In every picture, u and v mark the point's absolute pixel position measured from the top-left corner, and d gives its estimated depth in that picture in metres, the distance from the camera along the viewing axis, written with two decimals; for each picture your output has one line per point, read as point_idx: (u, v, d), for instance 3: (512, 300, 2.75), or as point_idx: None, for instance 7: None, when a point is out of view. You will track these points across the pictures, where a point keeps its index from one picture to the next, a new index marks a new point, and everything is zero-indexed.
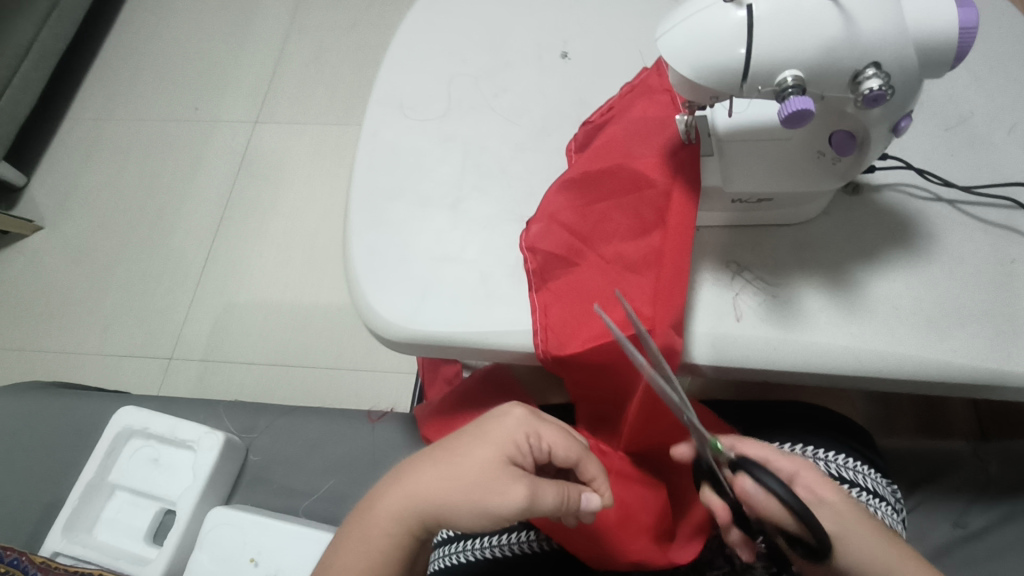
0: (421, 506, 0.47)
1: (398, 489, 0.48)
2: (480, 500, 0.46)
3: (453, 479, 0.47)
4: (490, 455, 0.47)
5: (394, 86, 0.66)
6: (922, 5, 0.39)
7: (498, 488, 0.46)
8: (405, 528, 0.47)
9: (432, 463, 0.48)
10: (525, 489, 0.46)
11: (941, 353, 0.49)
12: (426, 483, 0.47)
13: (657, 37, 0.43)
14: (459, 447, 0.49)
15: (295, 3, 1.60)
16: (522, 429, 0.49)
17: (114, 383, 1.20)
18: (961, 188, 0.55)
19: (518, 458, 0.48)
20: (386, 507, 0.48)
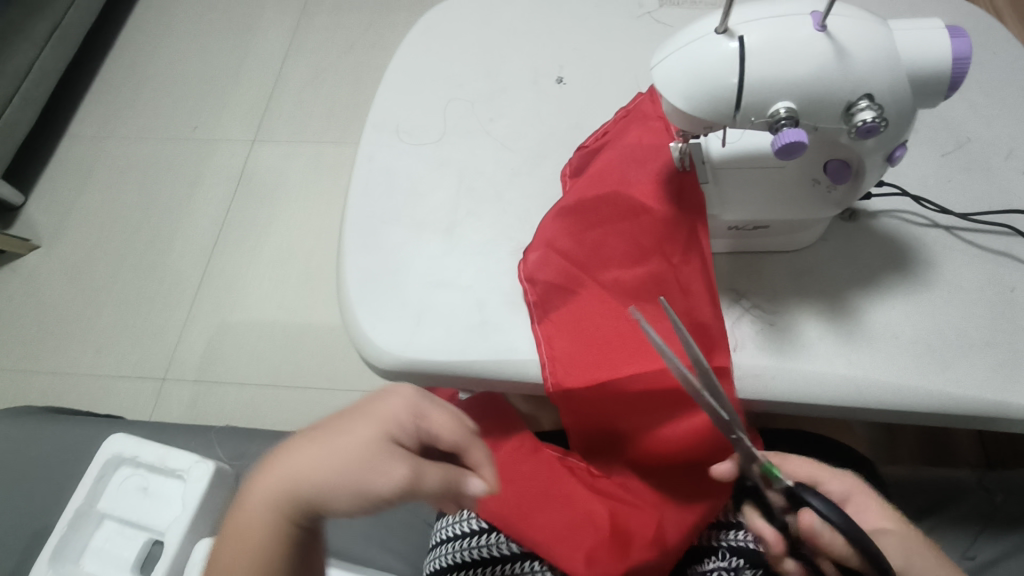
0: (289, 507, 0.37)
1: (260, 491, 0.38)
2: (356, 482, 0.37)
3: (323, 462, 0.37)
4: (368, 434, 0.38)
5: (389, 110, 0.66)
6: (914, 37, 0.39)
7: (379, 468, 0.37)
8: (271, 536, 0.37)
9: (298, 449, 0.38)
10: (408, 467, 0.37)
11: (942, 384, 0.48)
12: (288, 472, 0.37)
13: (650, 67, 0.43)
14: (334, 429, 0.39)
15: (294, 24, 1.62)
16: (399, 405, 0.41)
17: (106, 405, 1.19)
18: (958, 214, 0.55)
19: (401, 434, 0.40)
20: (249, 520, 0.37)
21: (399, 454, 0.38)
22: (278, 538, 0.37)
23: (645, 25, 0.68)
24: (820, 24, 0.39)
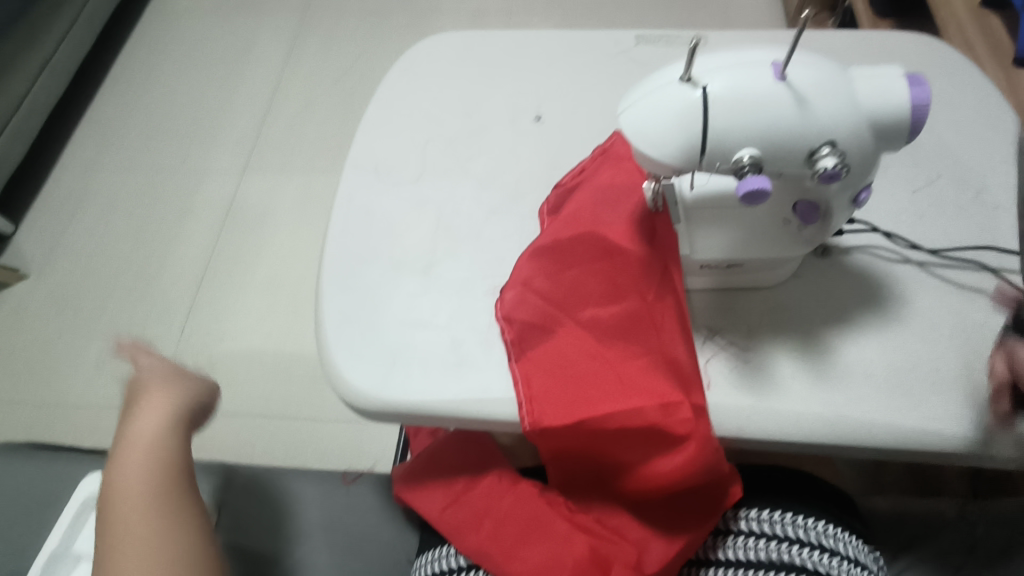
0: (160, 439, 0.54)
1: (129, 446, 0.53)
2: (171, 414, 0.55)
3: (169, 399, 0.57)
4: (158, 377, 0.58)
5: (369, 149, 0.67)
6: (874, 85, 0.40)
7: (163, 401, 0.56)
8: (154, 459, 0.52)
9: (146, 405, 0.56)
10: (172, 393, 0.57)
11: (915, 422, 0.48)
12: (152, 418, 0.55)
13: (618, 113, 0.44)
14: (138, 394, 0.57)
15: (286, 56, 1.65)
16: (150, 363, 0.60)
17: (89, 436, 1.17)
18: (928, 251, 0.56)
19: (192, 374, 0.61)
20: (134, 464, 0.52)
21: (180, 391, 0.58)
22: (151, 471, 0.52)
23: (620, 65, 0.70)
24: (780, 75, 0.40)
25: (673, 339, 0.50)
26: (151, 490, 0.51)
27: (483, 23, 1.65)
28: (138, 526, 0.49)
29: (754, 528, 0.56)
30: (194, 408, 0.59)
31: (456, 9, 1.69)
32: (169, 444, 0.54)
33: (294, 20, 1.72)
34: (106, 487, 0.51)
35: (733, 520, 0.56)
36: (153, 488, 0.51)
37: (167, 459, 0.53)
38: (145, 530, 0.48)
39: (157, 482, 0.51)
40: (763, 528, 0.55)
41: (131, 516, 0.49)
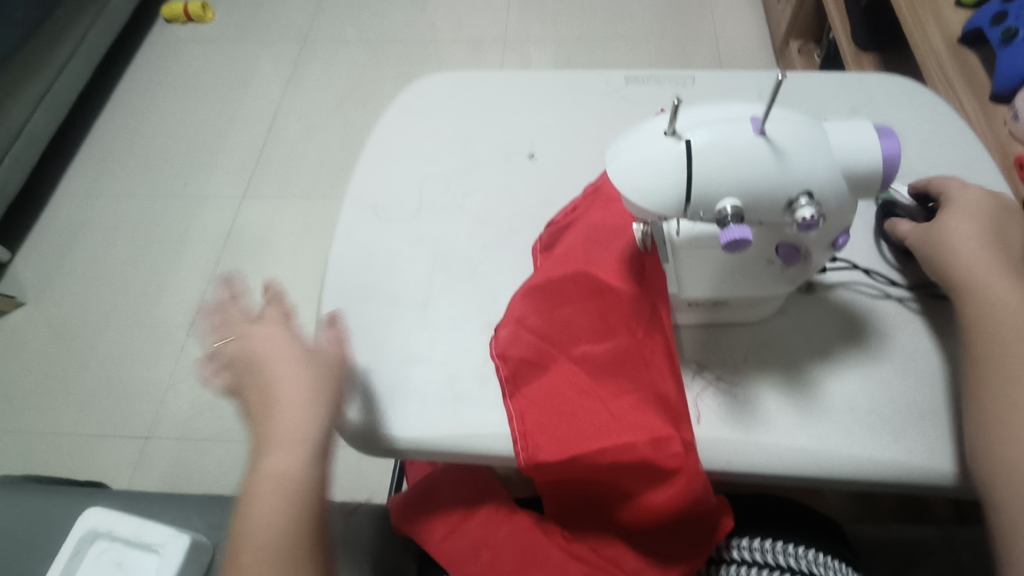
0: (292, 473, 0.48)
1: (265, 468, 0.49)
2: (312, 403, 0.51)
3: (304, 414, 0.50)
4: (297, 380, 0.52)
5: (367, 187, 0.69)
6: (846, 138, 0.43)
7: (304, 385, 0.52)
8: (298, 469, 0.49)
9: (281, 418, 0.50)
10: (311, 374, 0.52)
11: (896, 455, 0.50)
12: (286, 438, 0.49)
13: (606, 163, 0.46)
14: (275, 395, 0.51)
15: (285, 85, 1.68)
16: (286, 353, 0.54)
17: (86, 465, 1.16)
18: (906, 287, 0.58)
19: (332, 376, 0.53)
20: (268, 502, 0.47)
21: (315, 367, 0.53)
22: (298, 482, 0.48)
23: (609, 104, 0.72)
24: (759, 130, 0.42)
25: (666, 373, 0.51)
26: (282, 538, 0.47)
27: (480, 52, 1.70)
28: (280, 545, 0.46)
29: (747, 557, 0.56)
30: (334, 392, 0.53)
31: (453, 38, 1.73)
32: (300, 480, 0.49)
33: (293, 49, 1.76)
34: (241, 511, 0.48)
35: (725, 550, 0.57)
36: (295, 500, 0.48)
37: (297, 501, 0.48)
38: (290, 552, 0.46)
39: (286, 529, 0.47)
40: (756, 557, 0.56)
41: (258, 568, 0.46)
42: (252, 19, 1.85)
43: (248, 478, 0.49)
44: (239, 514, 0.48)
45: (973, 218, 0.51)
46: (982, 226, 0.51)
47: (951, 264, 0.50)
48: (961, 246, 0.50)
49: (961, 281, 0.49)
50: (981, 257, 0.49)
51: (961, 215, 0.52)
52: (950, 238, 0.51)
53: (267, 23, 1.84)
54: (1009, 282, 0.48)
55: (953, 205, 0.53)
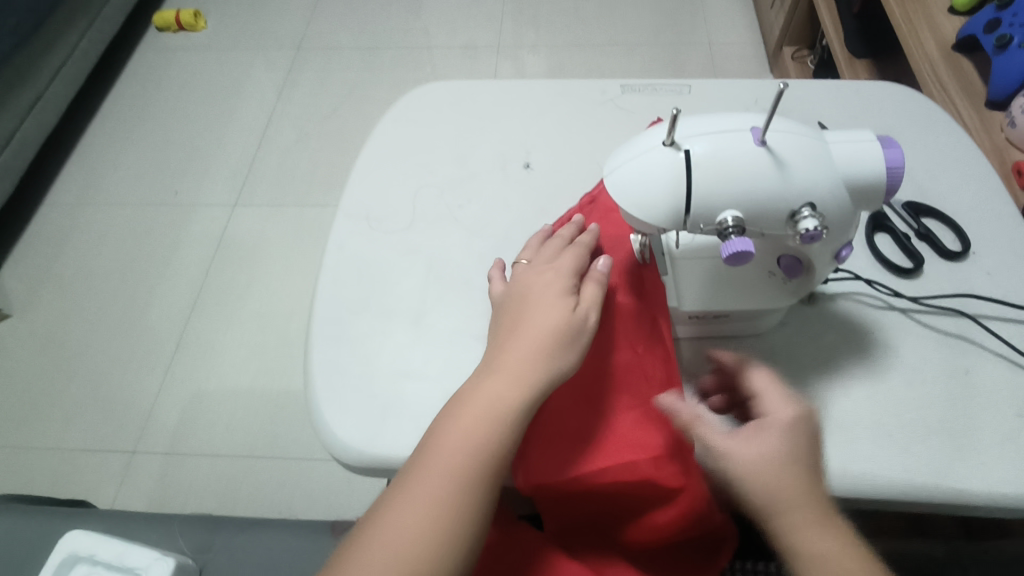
0: (507, 406, 0.44)
1: (485, 384, 0.46)
2: (545, 361, 0.46)
3: (544, 350, 0.47)
4: (551, 311, 0.48)
5: (360, 197, 0.67)
6: (850, 149, 0.42)
7: (554, 336, 0.47)
8: (499, 426, 0.44)
9: (521, 344, 0.47)
10: (562, 326, 0.48)
11: (902, 472, 0.49)
12: (515, 367, 0.46)
13: (603, 173, 0.45)
14: (525, 318, 0.49)
15: (278, 92, 1.67)
16: (550, 285, 0.50)
17: (72, 481, 1.14)
18: (910, 297, 0.57)
19: (583, 323, 0.48)
20: (471, 416, 0.44)
21: (570, 319, 0.48)
22: (482, 446, 0.44)
23: (605, 113, 0.71)
24: (760, 139, 0.41)
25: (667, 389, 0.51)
26: (466, 463, 0.43)
27: (474, 58, 1.69)
28: (427, 506, 0.42)
29: None
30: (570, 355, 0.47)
31: (447, 45, 1.73)
32: (511, 419, 0.44)
33: (287, 56, 1.75)
34: (447, 410, 0.46)
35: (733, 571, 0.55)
36: (476, 466, 0.43)
37: (497, 435, 0.44)
38: (448, 528, 0.42)
39: (473, 458, 0.43)
40: None
41: (436, 480, 0.43)
42: (245, 26, 1.84)
43: (467, 386, 0.46)
44: (444, 413, 0.46)
45: (812, 427, 0.44)
46: (815, 441, 0.44)
47: (791, 477, 0.42)
48: (797, 464, 0.42)
49: (776, 498, 0.41)
50: (817, 483, 0.43)
51: (800, 420, 0.44)
52: (792, 454, 0.43)
53: (260, 30, 1.83)
54: (821, 520, 0.41)
55: (799, 400, 0.45)
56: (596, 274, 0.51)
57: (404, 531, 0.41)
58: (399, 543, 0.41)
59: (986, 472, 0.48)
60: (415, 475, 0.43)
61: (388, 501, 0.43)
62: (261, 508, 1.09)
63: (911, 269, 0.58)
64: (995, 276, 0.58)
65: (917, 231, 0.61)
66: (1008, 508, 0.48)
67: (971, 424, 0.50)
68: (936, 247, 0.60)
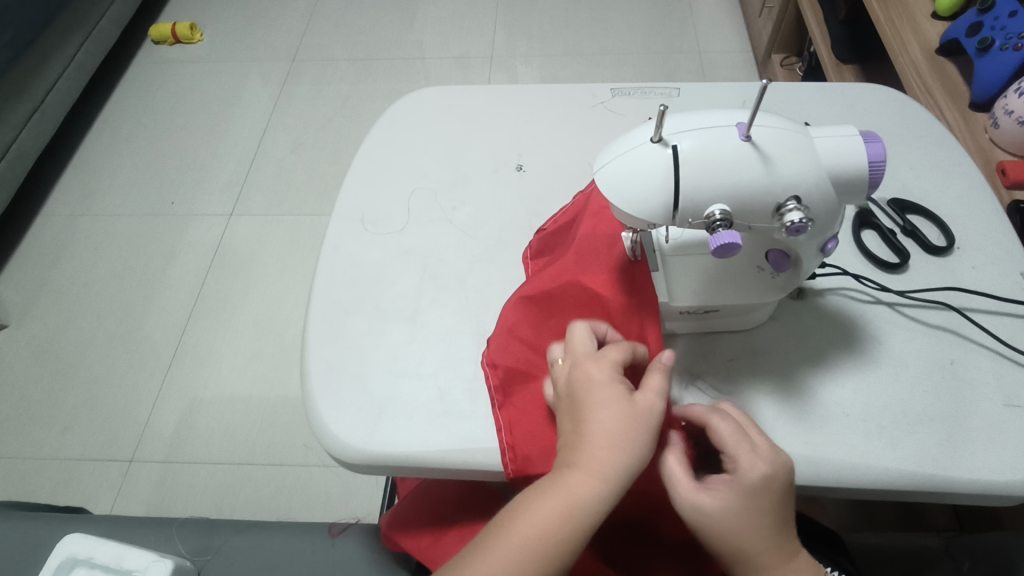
0: (584, 503, 0.42)
1: (560, 481, 0.43)
2: (619, 450, 0.43)
3: (619, 448, 0.43)
4: (618, 405, 0.45)
5: (355, 200, 0.68)
6: (832, 143, 0.43)
7: (623, 422, 0.44)
8: (574, 523, 0.42)
9: (592, 441, 0.44)
10: (630, 408, 0.45)
11: (892, 461, 0.49)
12: (590, 464, 0.43)
13: (594, 171, 0.46)
14: (590, 410, 0.45)
15: (273, 103, 1.68)
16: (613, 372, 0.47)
17: (67, 491, 1.13)
18: (897, 291, 0.58)
19: (654, 414, 0.45)
20: (547, 514, 0.42)
21: (637, 401, 0.45)
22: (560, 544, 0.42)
23: (596, 116, 0.73)
24: (746, 135, 0.42)
25: None
26: (540, 560, 0.41)
27: (467, 68, 1.71)
28: None
29: None
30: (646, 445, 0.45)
31: (440, 55, 1.75)
32: (588, 515, 0.42)
33: (282, 67, 1.77)
34: (516, 503, 0.44)
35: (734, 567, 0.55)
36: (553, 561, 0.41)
37: (573, 531, 0.42)
38: None
39: (551, 554, 0.41)
40: None
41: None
42: (241, 38, 1.86)
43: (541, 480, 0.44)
44: (515, 503, 0.44)
45: (771, 491, 0.44)
46: (776, 503, 0.44)
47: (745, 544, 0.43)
48: (752, 532, 0.43)
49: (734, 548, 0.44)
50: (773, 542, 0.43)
51: (760, 486, 0.44)
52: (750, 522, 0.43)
53: (255, 42, 1.84)
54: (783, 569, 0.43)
55: (762, 459, 0.44)
56: (662, 363, 0.48)
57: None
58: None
59: (970, 459, 0.49)
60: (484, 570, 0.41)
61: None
62: (258, 515, 1.09)
63: (897, 263, 0.60)
64: (978, 270, 0.59)
65: (903, 228, 0.62)
66: (998, 495, 0.48)
67: (959, 414, 0.51)
68: (921, 243, 0.61)
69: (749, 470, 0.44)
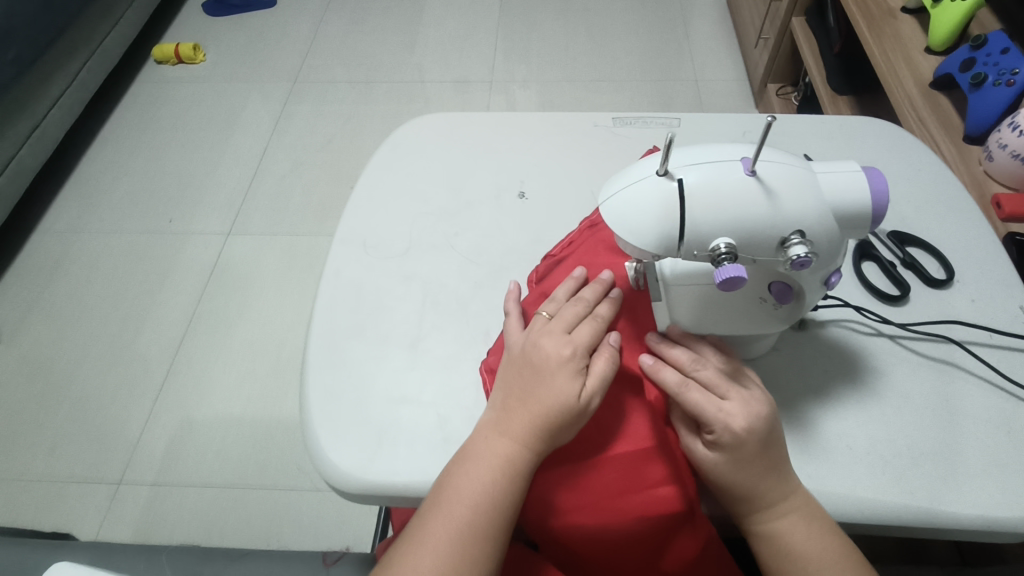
0: (514, 465, 0.47)
1: (497, 443, 0.48)
2: (556, 387, 0.48)
3: (550, 424, 0.47)
4: (559, 352, 0.50)
5: (357, 225, 0.68)
6: (834, 178, 0.44)
7: (564, 365, 0.49)
8: (516, 455, 0.47)
9: (527, 411, 0.48)
10: (571, 352, 0.49)
11: (895, 496, 0.49)
12: (521, 430, 0.48)
13: (599, 203, 0.46)
14: (534, 384, 0.49)
15: (273, 123, 1.70)
16: (569, 354, 0.49)
17: (52, 514, 1.10)
18: (898, 324, 0.58)
19: (591, 403, 0.48)
20: (489, 451, 0.47)
21: (576, 346, 0.50)
22: (503, 474, 0.47)
23: (598, 144, 0.73)
24: (750, 169, 0.42)
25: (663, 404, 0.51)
26: (478, 513, 0.46)
27: (466, 92, 1.73)
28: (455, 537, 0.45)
29: None
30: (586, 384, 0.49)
31: (441, 78, 1.77)
32: (525, 451, 0.47)
33: (283, 89, 1.78)
34: (469, 442, 0.49)
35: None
36: (498, 494, 0.46)
37: (506, 490, 0.46)
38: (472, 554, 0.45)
39: (488, 507, 0.46)
40: None
41: (459, 514, 0.46)
42: (243, 60, 1.88)
43: (480, 436, 0.49)
44: (460, 457, 0.48)
45: (758, 445, 0.46)
46: (770, 452, 0.46)
47: (762, 501, 0.46)
48: (767, 475, 0.46)
49: (752, 493, 0.46)
50: (784, 495, 0.46)
51: (747, 445, 0.46)
52: (754, 477, 0.46)
53: (257, 63, 1.86)
54: (796, 511, 0.46)
55: (738, 418, 0.46)
56: (602, 312, 0.52)
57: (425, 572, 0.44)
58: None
59: (976, 496, 0.49)
60: (436, 511, 0.46)
61: (415, 533, 0.46)
62: (249, 540, 1.06)
63: (898, 295, 0.60)
64: (979, 303, 0.60)
65: (902, 259, 0.62)
66: (1001, 531, 0.48)
67: (961, 449, 0.51)
68: (921, 275, 0.61)
69: (727, 437, 0.46)
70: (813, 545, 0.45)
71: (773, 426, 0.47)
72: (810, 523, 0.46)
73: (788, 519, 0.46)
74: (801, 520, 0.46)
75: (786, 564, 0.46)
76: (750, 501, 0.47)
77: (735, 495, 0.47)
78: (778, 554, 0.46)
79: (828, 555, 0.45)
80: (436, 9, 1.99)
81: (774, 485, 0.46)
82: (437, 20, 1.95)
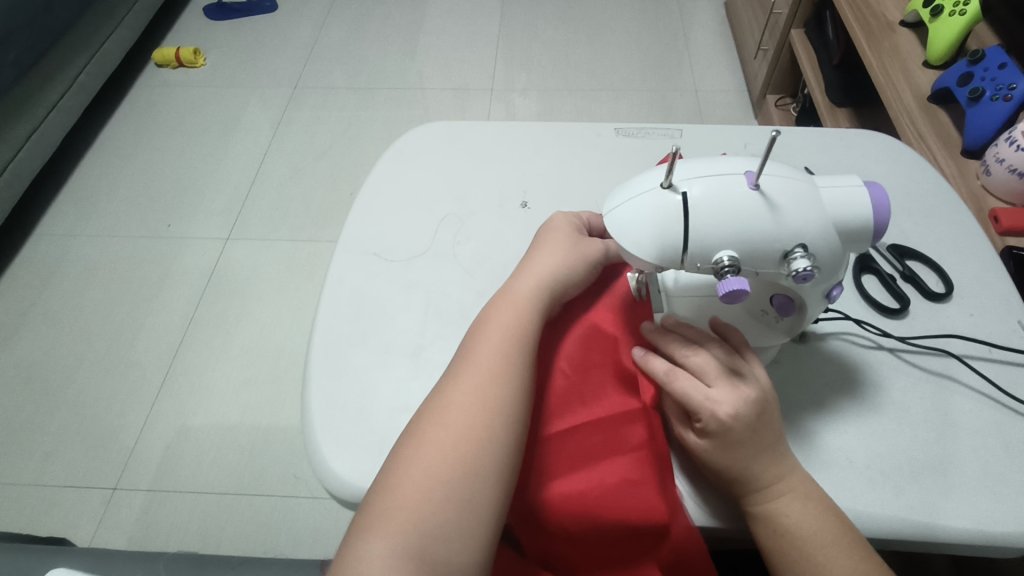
0: (521, 330, 0.52)
1: (500, 313, 0.53)
2: (559, 262, 0.56)
3: (550, 286, 0.55)
4: (561, 242, 0.57)
5: (361, 233, 0.68)
6: (836, 193, 0.44)
7: (568, 251, 0.57)
8: (523, 314, 0.53)
9: (530, 279, 0.55)
10: (572, 244, 0.57)
11: (896, 510, 0.49)
12: (523, 295, 0.54)
13: (603, 214, 0.47)
14: (537, 266, 0.56)
15: (274, 129, 1.70)
16: (558, 237, 0.58)
17: (44, 520, 1.09)
18: (898, 337, 0.59)
19: (582, 268, 0.56)
20: (500, 318, 0.52)
21: (578, 239, 0.58)
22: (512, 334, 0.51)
23: (601, 154, 0.74)
24: (754, 183, 0.43)
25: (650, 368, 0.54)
26: (483, 400, 0.48)
27: (465, 100, 1.74)
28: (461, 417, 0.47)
29: None
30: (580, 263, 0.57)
31: (441, 86, 1.78)
32: (531, 315, 0.53)
33: (284, 94, 1.79)
34: (477, 326, 0.54)
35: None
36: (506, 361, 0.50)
37: (510, 362, 0.50)
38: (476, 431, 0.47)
39: (493, 385, 0.48)
40: None
41: (467, 405, 0.48)
42: (244, 64, 1.88)
43: (486, 309, 0.54)
44: (463, 350, 0.52)
45: (747, 430, 0.46)
46: (761, 437, 0.46)
47: (753, 486, 0.46)
48: (755, 460, 0.46)
49: (742, 477, 0.47)
50: (777, 477, 0.46)
51: (735, 432, 0.46)
52: (742, 463, 0.46)
53: (257, 68, 1.87)
54: (790, 492, 0.46)
55: (724, 406, 0.46)
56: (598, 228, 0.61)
57: (427, 481, 0.45)
58: (425, 478, 0.45)
59: (975, 511, 0.49)
60: (433, 419, 0.48)
61: (419, 435, 0.47)
62: (243, 547, 1.06)
63: (897, 308, 0.60)
64: (977, 317, 0.60)
65: (902, 273, 0.63)
66: (1000, 546, 0.48)
67: (962, 463, 0.51)
68: (920, 288, 0.62)
69: (713, 425, 0.46)
70: (804, 527, 0.45)
71: (764, 410, 0.47)
72: (804, 505, 0.46)
73: (779, 499, 0.46)
74: (795, 499, 0.46)
75: (782, 547, 0.45)
76: (742, 483, 0.47)
77: (727, 475, 0.47)
78: (773, 536, 0.46)
79: (821, 537, 0.45)
80: (437, 16, 2.00)
81: (762, 466, 0.46)
82: (438, 28, 1.96)
